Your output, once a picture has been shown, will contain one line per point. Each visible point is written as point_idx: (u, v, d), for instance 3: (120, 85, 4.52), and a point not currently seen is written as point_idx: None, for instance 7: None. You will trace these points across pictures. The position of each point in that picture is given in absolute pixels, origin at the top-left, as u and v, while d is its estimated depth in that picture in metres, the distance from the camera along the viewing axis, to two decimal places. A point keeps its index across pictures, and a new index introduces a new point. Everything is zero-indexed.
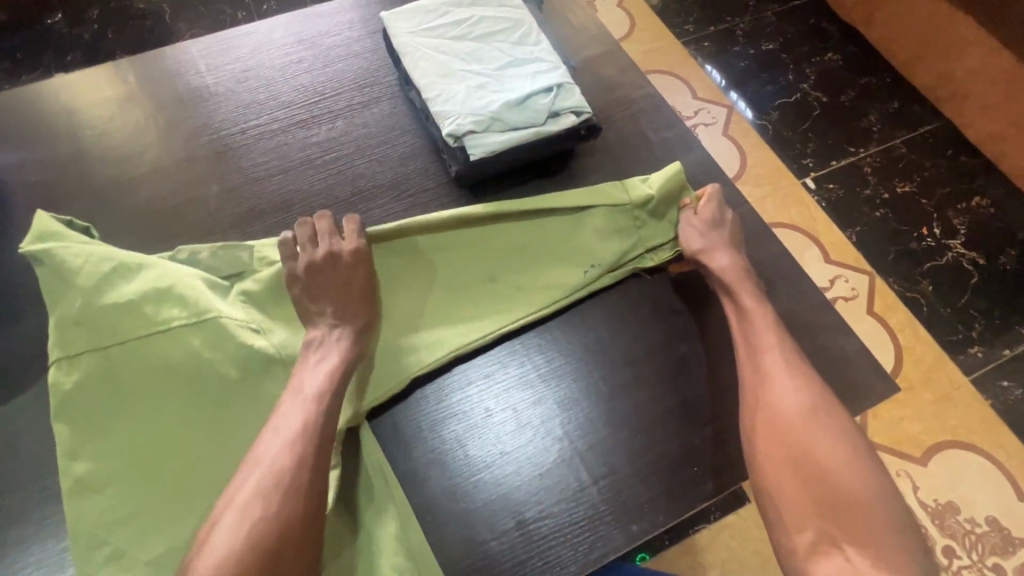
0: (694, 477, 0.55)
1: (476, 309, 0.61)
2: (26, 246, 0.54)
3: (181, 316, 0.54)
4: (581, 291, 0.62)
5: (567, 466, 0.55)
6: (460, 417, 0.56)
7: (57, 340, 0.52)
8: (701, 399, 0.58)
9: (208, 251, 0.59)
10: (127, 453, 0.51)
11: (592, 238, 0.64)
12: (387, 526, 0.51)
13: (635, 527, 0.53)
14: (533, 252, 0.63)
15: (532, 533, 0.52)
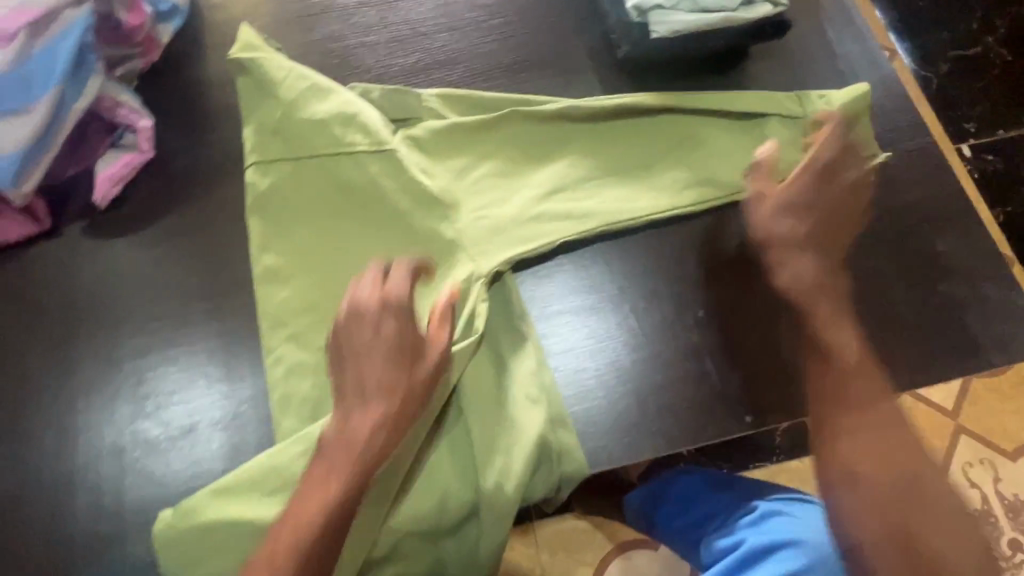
0: (817, 390, 0.56)
1: (626, 195, 0.61)
2: (235, 54, 0.61)
3: (364, 142, 0.60)
4: (732, 195, 0.61)
5: (693, 352, 0.57)
6: (575, 299, 0.59)
7: (258, 146, 0.60)
8: (840, 320, 0.58)
9: (379, 92, 0.65)
10: (308, 255, 0.58)
11: (754, 144, 0.62)
12: (526, 361, 0.56)
13: (749, 417, 0.55)
14: (693, 149, 0.63)
15: (651, 402, 0.55)
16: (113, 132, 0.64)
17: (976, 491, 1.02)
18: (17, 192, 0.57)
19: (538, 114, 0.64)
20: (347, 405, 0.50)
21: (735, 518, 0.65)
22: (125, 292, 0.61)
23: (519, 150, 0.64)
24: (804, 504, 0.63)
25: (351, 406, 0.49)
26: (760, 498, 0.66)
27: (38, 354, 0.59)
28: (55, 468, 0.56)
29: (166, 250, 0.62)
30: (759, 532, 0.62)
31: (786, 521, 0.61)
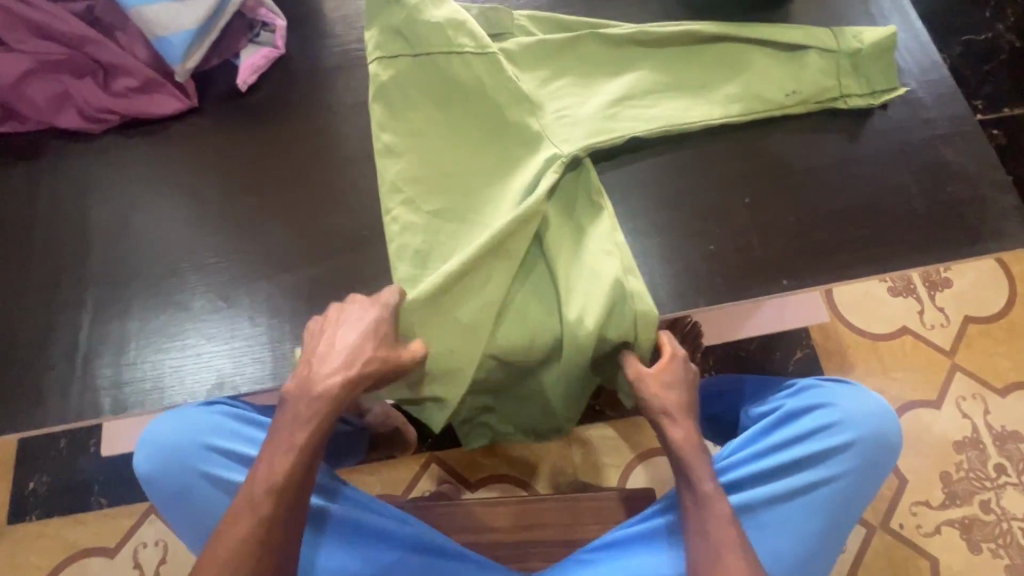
0: (841, 263, 0.67)
1: (685, 105, 0.71)
2: None
3: (471, 46, 0.69)
4: (775, 112, 0.71)
5: (738, 230, 0.68)
6: (635, 190, 0.70)
7: (380, 44, 0.69)
8: (861, 210, 0.69)
9: (477, 13, 0.73)
10: (418, 138, 0.68)
11: (798, 71, 0.72)
12: (601, 226, 0.67)
13: (785, 280, 0.66)
14: (745, 73, 0.72)
15: (702, 266, 0.67)
16: (251, 29, 0.75)
17: (967, 420, 1.13)
18: (182, 69, 0.68)
19: (620, 35, 0.73)
20: (326, 335, 0.58)
21: (775, 394, 0.77)
22: (261, 161, 0.72)
23: (593, 63, 0.73)
24: (835, 380, 0.75)
25: (305, 381, 0.57)
26: (798, 379, 0.78)
27: (187, 207, 0.70)
28: (205, 293, 0.66)
29: (295, 131, 0.74)
30: (797, 398, 0.74)
31: (821, 390, 0.73)
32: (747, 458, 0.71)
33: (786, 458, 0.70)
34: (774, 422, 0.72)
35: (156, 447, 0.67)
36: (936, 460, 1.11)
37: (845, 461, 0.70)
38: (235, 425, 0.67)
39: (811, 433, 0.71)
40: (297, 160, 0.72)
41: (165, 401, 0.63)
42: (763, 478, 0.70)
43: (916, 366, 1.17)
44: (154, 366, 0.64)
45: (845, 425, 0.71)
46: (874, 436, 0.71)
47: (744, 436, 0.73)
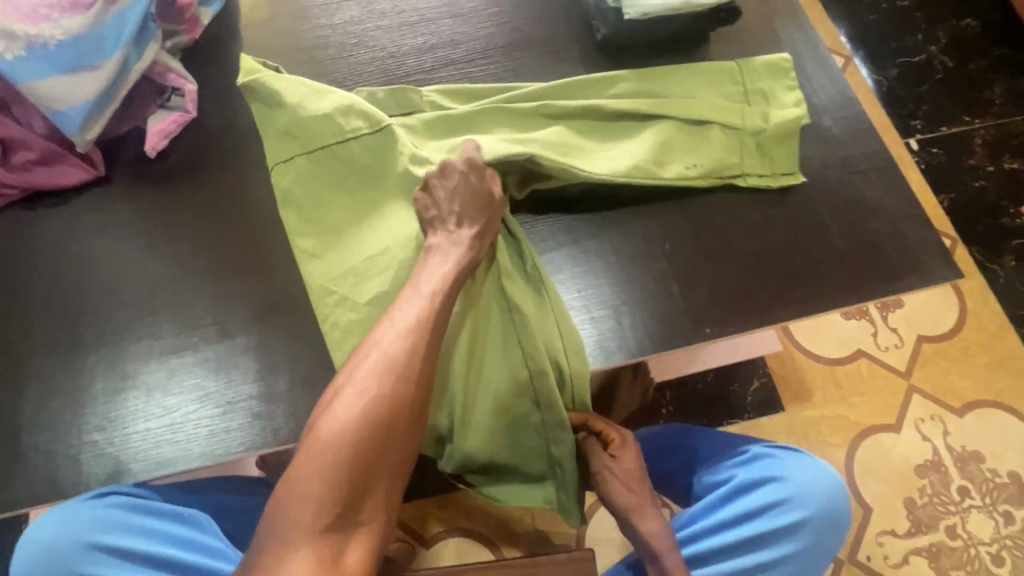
0: (764, 307, 0.66)
1: (588, 164, 0.68)
2: (240, 79, 0.67)
3: (366, 127, 0.66)
4: (680, 183, 0.69)
5: (661, 281, 0.67)
6: (561, 254, 0.68)
7: (273, 149, 0.66)
8: (781, 252, 0.68)
9: (383, 92, 0.72)
10: (328, 233, 0.65)
11: (703, 145, 0.71)
12: (536, 300, 0.64)
13: (707, 328, 0.65)
14: (652, 140, 0.70)
15: (631, 314, 0.66)
16: (162, 94, 0.74)
17: (927, 443, 1.12)
18: (82, 140, 0.66)
19: (526, 112, 0.72)
20: (357, 357, 0.54)
21: (729, 461, 0.78)
22: (173, 230, 0.70)
23: (494, 132, 0.71)
24: (789, 450, 0.77)
25: (338, 402, 0.52)
26: (752, 444, 0.79)
27: (89, 281, 0.67)
28: (104, 375, 0.63)
29: (209, 195, 0.72)
30: (750, 470, 0.75)
31: (773, 462, 0.75)
32: (699, 532, 0.73)
33: (738, 534, 0.72)
34: (725, 495, 0.74)
35: (40, 550, 0.62)
36: (899, 487, 1.09)
37: (795, 538, 0.72)
38: (130, 514, 0.62)
39: (763, 509, 0.72)
40: (208, 228, 0.70)
41: (61, 493, 0.59)
42: (716, 554, 0.72)
43: (874, 389, 1.16)
44: (49, 456, 0.60)
45: (795, 501, 0.73)
46: (825, 510, 0.73)
47: (696, 507, 0.75)
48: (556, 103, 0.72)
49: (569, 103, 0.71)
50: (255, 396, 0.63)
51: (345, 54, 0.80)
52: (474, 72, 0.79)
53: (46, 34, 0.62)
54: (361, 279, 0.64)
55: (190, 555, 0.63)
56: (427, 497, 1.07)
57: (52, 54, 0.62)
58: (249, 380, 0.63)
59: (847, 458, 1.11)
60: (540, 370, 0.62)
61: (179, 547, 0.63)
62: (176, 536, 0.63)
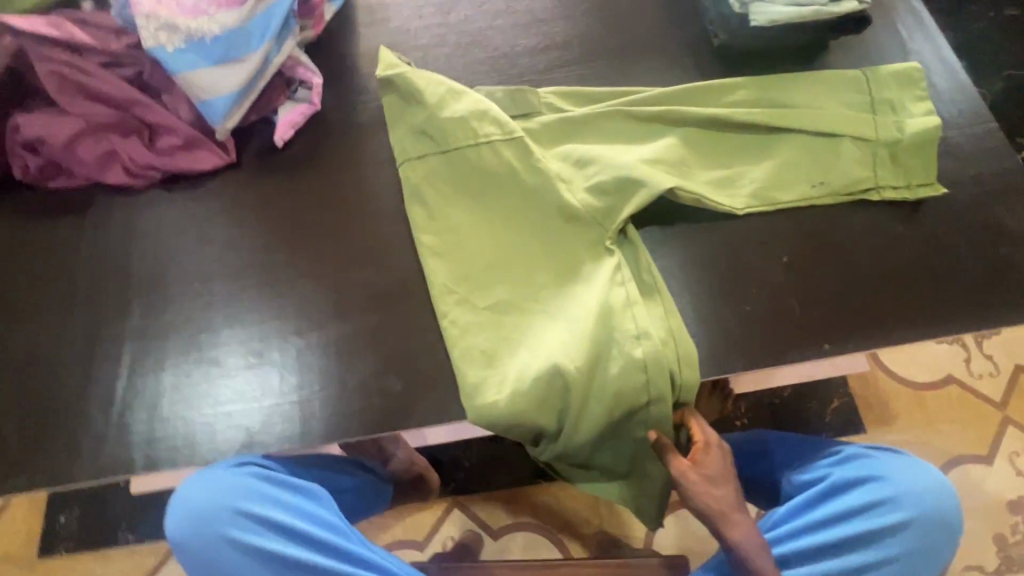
0: (888, 326, 0.64)
1: (711, 185, 0.69)
2: (381, 73, 0.71)
3: (498, 133, 0.68)
4: (802, 201, 0.69)
5: (778, 293, 0.66)
6: (676, 261, 0.68)
7: (405, 146, 0.70)
8: (905, 271, 0.66)
9: (503, 92, 0.74)
10: (454, 229, 0.68)
11: (829, 160, 0.69)
12: (655, 307, 0.63)
13: (826, 345, 0.63)
14: (774, 155, 0.70)
15: (748, 327, 0.65)
16: (290, 86, 0.78)
17: (1022, 478, 1.06)
18: (222, 128, 0.70)
19: (648, 123, 0.72)
20: None
21: (818, 461, 0.71)
22: (295, 218, 0.73)
23: (614, 137, 0.72)
24: (885, 450, 0.69)
25: None
26: (843, 444, 0.72)
27: (223, 261, 0.71)
28: (236, 351, 0.67)
29: (329, 187, 0.75)
30: (845, 469, 0.68)
31: (871, 460, 0.68)
32: (787, 534, 0.66)
33: (834, 536, 0.64)
34: (818, 494, 0.67)
35: (178, 516, 0.65)
36: (989, 522, 1.04)
37: (901, 542, 0.64)
38: (262, 483, 0.65)
39: (862, 509, 0.64)
40: (330, 217, 0.73)
41: (197, 459, 0.63)
42: (810, 556, 0.64)
43: (964, 418, 1.10)
44: (186, 424, 0.64)
45: (898, 502, 0.65)
46: (934, 514, 0.65)
47: (784, 507, 0.68)
48: (681, 110, 0.72)
49: (693, 110, 0.72)
50: (372, 383, 0.65)
51: (460, 53, 0.82)
52: (587, 74, 0.80)
53: (204, 28, 0.66)
54: (479, 276, 0.66)
55: (317, 529, 0.66)
56: (497, 491, 1.08)
57: (207, 47, 0.66)
58: (367, 369, 0.66)
59: None
60: (652, 377, 0.61)
61: (307, 521, 0.66)
62: (300, 508, 0.67)
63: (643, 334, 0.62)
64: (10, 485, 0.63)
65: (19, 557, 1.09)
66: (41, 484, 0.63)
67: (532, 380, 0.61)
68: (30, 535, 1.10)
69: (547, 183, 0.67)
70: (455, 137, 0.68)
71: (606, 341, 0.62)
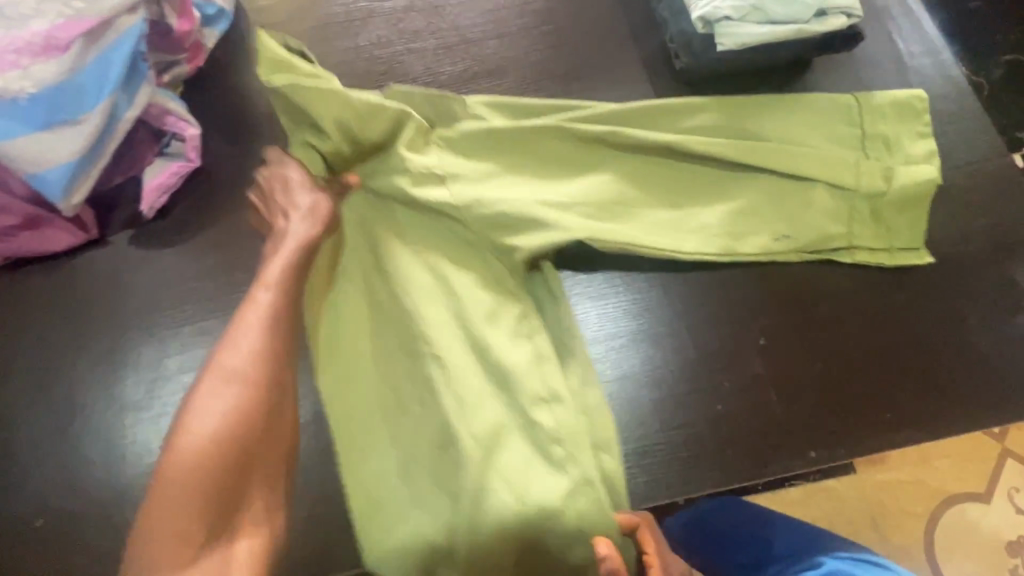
0: (885, 425, 0.53)
1: (658, 227, 0.57)
2: (264, 72, 0.54)
3: (409, 164, 0.55)
4: (755, 256, 0.57)
5: (754, 387, 0.54)
6: (616, 336, 0.57)
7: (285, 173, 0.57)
8: (904, 352, 0.55)
9: (421, 95, 0.59)
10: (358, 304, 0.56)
11: (797, 209, 0.57)
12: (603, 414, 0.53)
13: (812, 453, 0.53)
14: (730, 203, 0.58)
15: (719, 431, 0.54)
16: (159, 138, 0.63)
17: (1022, 516, 0.99)
18: (68, 206, 0.56)
19: (592, 145, 0.59)
20: None
21: (799, 575, 0.63)
22: (176, 309, 0.60)
23: (543, 164, 0.59)
24: (880, 568, 0.59)
25: None
26: (828, 554, 0.63)
27: (86, 365, 0.59)
28: (102, 482, 0.55)
29: (218, 266, 0.62)
30: None
31: None
32: None
33: None
34: None
35: None
36: (986, 566, 0.97)
37: None
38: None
39: None
40: (214, 305, 0.60)
41: None
42: None
43: (960, 452, 1.02)
44: None
45: None
46: None
47: None
48: (632, 131, 0.59)
49: (647, 133, 0.59)
50: None
51: (370, 85, 0.67)
52: None
53: (14, 86, 0.51)
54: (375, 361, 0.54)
55: None
56: None
57: (25, 110, 0.52)
58: None
59: (928, 531, 0.99)
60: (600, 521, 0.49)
61: None
62: None
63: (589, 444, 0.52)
64: None
65: None
66: None
67: (458, 522, 0.49)
68: None
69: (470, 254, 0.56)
70: (367, 210, 0.58)
71: (545, 462, 0.51)
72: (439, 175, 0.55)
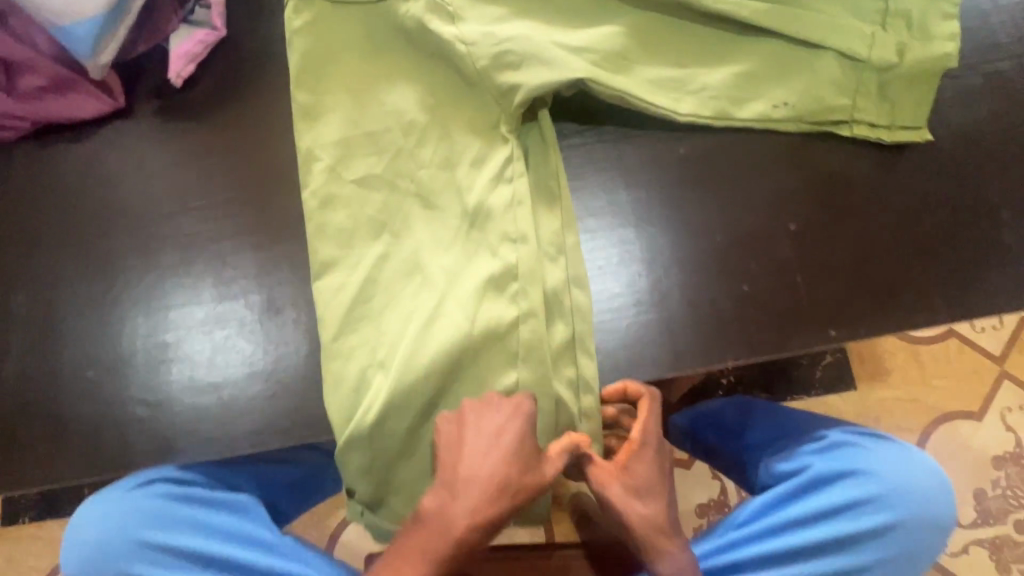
0: (905, 307, 0.54)
1: (661, 83, 0.58)
2: None
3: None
4: (749, 120, 0.57)
5: (781, 272, 0.56)
6: (622, 207, 0.58)
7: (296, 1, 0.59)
8: (932, 240, 0.55)
9: None
10: (382, 158, 0.59)
11: (811, 82, 0.57)
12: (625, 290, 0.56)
13: (832, 331, 0.54)
14: (734, 66, 0.58)
15: (744, 309, 0.55)
16: (184, 5, 0.61)
17: (1011, 434, 1.03)
18: (94, 64, 0.56)
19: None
20: None
21: (799, 446, 0.63)
22: (206, 179, 0.60)
23: (554, 12, 0.59)
24: (878, 437, 0.62)
25: None
26: (828, 427, 0.64)
27: (121, 232, 0.59)
28: (145, 341, 0.57)
29: (245, 138, 0.61)
30: (827, 460, 0.60)
31: (857, 452, 0.60)
32: (757, 535, 0.58)
33: (808, 539, 0.57)
34: (797, 489, 0.59)
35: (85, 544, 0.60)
36: (970, 477, 1.02)
37: (880, 544, 0.58)
38: (162, 505, 0.59)
39: (841, 509, 0.58)
40: (243, 177, 0.60)
41: (108, 469, 0.55)
42: (779, 560, 0.58)
43: (959, 374, 1.05)
44: (92, 428, 0.55)
45: (884, 501, 0.58)
46: (920, 514, 0.58)
47: (755, 502, 0.60)
48: None
49: None
50: (308, 376, 0.56)
51: None
52: None
53: None
54: (384, 201, 0.58)
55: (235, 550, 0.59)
56: None
57: None
58: (302, 361, 0.57)
59: (920, 444, 1.04)
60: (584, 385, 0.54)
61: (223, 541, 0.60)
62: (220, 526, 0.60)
63: (605, 305, 0.56)
64: None
65: None
66: None
67: (478, 367, 0.54)
68: None
69: (491, 126, 0.59)
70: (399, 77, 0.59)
71: (556, 314, 0.55)
72: (449, 12, 0.58)
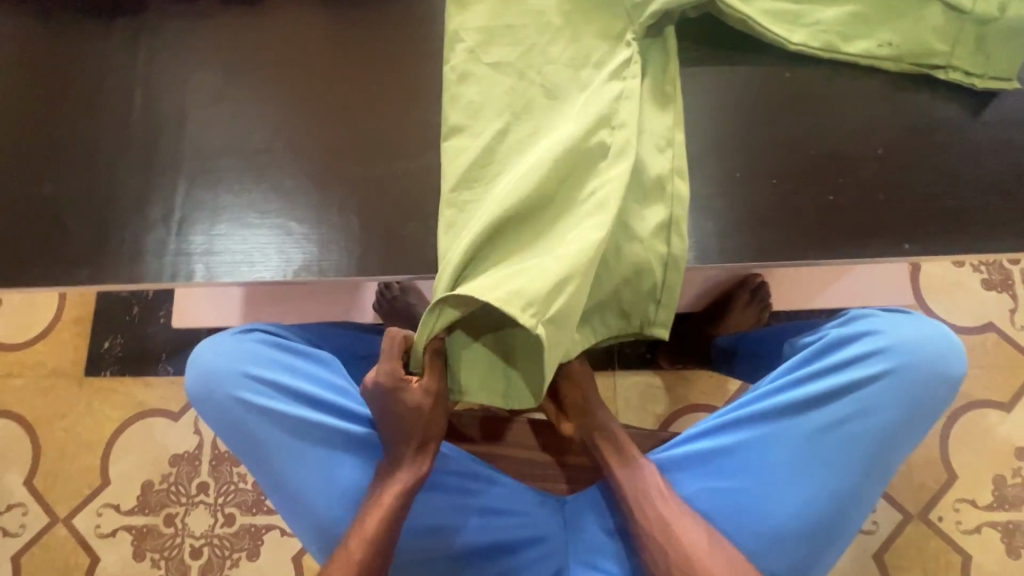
0: (975, 233, 0.61)
1: (779, 12, 0.64)
2: None
3: None
4: (854, 56, 0.64)
5: (865, 189, 0.62)
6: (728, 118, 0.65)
7: None
8: (1006, 178, 0.62)
9: None
10: (519, 46, 0.66)
11: (917, 25, 0.63)
12: (723, 187, 0.63)
13: (906, 245, 0.61)
14: (847, 5, 0.64)
15: (828, 216, 0.62)
16: None
17: None
18: None
19: None
20: None
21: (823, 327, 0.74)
22: (360, 49, 0.69)
23: None
24: (890, 311, 0.72)
25: None
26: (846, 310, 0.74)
27: (284, 83, 0.68)
28: (293, 175, 0.66)
29: (398, 19, 0.70)
30: (844, 328, 0.70)
31: (871, 319, 0.70)
32: (784, 387, 0.68)
33: (828, 386, 0.67)
34: (815, 351, 0.70)
35: (200, 376, 0.74)
36: (992, 463, 1.07)
37: (892, 389, 0.66)
38: (272, 349, 0.75)
39: (856, 362, 0.67)
40: (393, 52, 0.69)
41: (255, 276, 0.64)
42: (804, 407, 0.67)
43: (993, 365, 1.10)
44: (244, 242, 0.64)
45: (894, 353, 0.67)
46: (928, 363, 0.67)
47: (782, 365, 0.71)
48: None
49: None
50: (432, 224, 0.64)
51: None
52: None
53: None
54: (517, 83, 0.65)
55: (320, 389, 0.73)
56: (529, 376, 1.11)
57: None
58: (427, 211, 0.64)
59: (946, 425, 1.08)
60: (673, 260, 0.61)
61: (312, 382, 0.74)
62: (308, 370, 0.75)
63: (703, 198, 0.64)
64: (77, 277, 0.63)
65: (67, 372, 1.16)
66: (104, 279, 0.63)
67: None
68: (78, 354, 1.17)
69: (617, 34, 0.66)
70: None
71: (658, 197, 0.62)
72: None
